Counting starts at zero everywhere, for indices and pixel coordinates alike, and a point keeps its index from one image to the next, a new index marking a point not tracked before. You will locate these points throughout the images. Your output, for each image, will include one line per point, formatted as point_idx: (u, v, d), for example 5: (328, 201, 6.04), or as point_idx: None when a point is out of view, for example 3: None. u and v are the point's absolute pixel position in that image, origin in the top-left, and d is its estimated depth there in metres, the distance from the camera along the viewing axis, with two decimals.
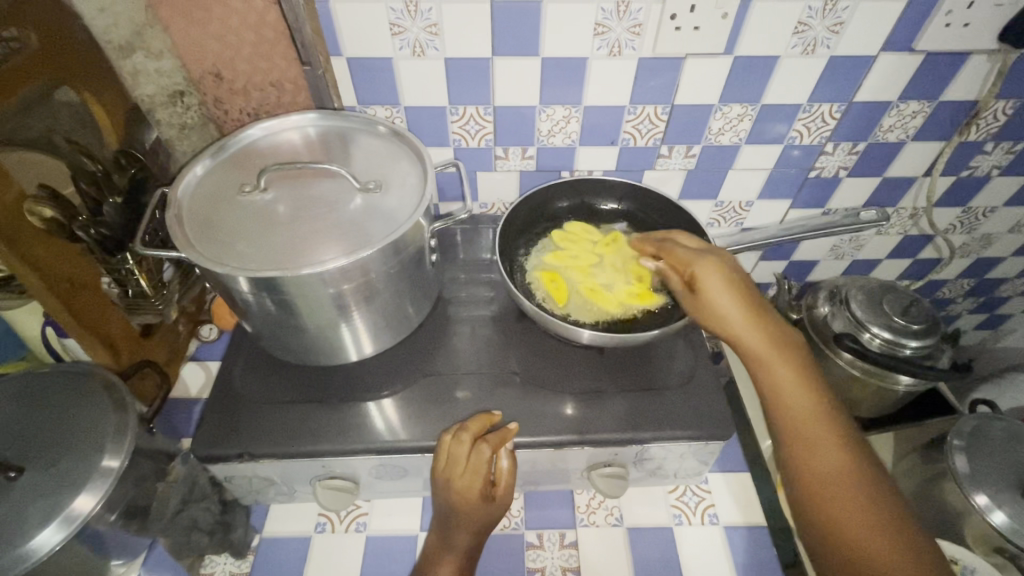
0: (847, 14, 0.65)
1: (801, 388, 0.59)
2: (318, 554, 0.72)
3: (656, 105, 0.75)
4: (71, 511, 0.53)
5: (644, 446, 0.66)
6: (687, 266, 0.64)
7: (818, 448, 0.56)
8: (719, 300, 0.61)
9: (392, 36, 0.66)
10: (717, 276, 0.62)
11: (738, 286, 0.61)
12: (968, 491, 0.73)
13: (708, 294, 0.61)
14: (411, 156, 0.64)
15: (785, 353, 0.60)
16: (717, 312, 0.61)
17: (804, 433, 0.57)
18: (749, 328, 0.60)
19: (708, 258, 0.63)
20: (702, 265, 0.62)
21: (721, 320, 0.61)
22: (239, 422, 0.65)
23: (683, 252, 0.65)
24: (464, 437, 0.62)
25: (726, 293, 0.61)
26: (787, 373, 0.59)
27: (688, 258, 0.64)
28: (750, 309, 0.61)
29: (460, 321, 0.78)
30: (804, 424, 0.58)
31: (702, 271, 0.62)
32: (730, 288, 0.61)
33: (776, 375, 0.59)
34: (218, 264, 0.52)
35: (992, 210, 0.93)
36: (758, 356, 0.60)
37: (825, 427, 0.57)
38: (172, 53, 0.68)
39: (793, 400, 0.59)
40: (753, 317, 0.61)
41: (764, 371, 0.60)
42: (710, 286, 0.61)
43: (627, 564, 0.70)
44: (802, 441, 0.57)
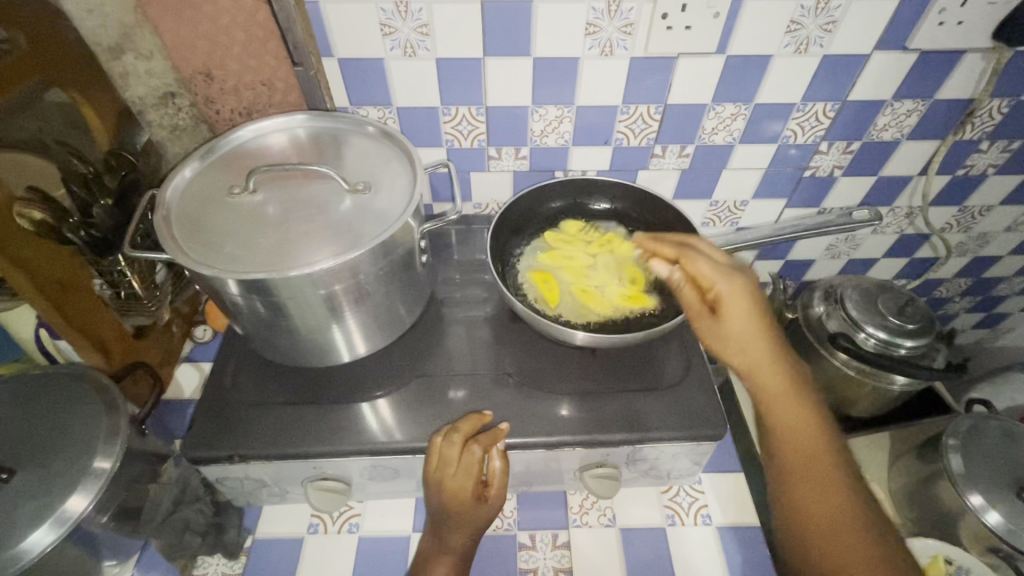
0: (839, 13, 0.65)
1: (808, 427, 0.55)
2: (312, 555, 0.72)
3: (649, 105, 0.75)
4: (63, 513, 0.53)
5: (637, 446, 0.66)
6: (709, 283, 0.59)
7: (818, 489, 0.52)
8: (740, 326, 0.57)
9: (383, 37, 0.66)
10: (742, 302, 0.58)
11: (759, 314, 0.58)
12: (963, 491, 0.73)
13: (729, 317, 0.58)
14: (401, 156, 0.64)
15: (795, 389, 0.57)
16: (733, 336, 0.58)
17: (805, 472, 0.53)
18: (766, 358, 0.57)
19: (735, 280, 0.59)
20: (726, 286, 0.58)
21: (737, 347, 0.58)
22: (230, 423, 0.65)
23: (706, 266, 0.60)
24: (455, 438, 0.62)
25: (748, 320, 0.58)
26: (795, 409, 0.56)
27: (712, 274, 0.59)
28: (769, 339, 0.58)
29: (453, 321, 0.78)
30: (806, 461, 0.54)
31: (725, 294, 0.58)
32: (752, 315, 0.58)
33: (781, 409, 0.56)
34: (207, 266, 0.52)
35: (989, 209, 0.92)
36: (768, 388, 0.57)
37: (831, 469, 0.53)
38: (163, 54, 0.68)
39: (798, 437, 0.55)
40: (770, 348, 0.57)
41: (770, 403, 0.56)
42: (732, 310, 0.58)
43: (621, 565, 0.70)
44: (801, 479, 0.53)
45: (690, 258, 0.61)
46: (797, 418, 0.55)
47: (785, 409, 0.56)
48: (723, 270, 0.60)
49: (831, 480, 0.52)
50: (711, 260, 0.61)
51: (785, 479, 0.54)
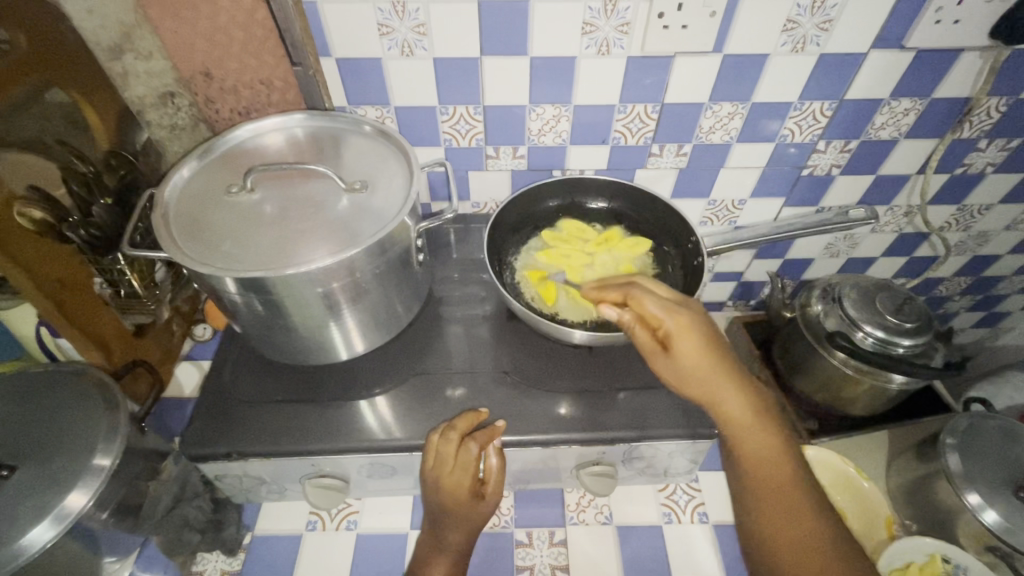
0: (836, 12, 0.65)
1: (772, 453, 0.55)
2: (310, 551, 0.72)
3: (646, 104, 0.75)
4: (63, 509, 0.53)
5: (633, 445, 0.66)
6: (659, 321, 0.58)
7: (785, 518, 0.52)
8: (695, 363, 0.57)
9: (381, 36, 0.66)
10: (692, 337, 0.57)
11: (713, 345, 0.57)
12: (961, 490, 0.73)
13: (682, 355, 0.57)
14: (399, 155, 0.64)
15: (755, 416, 0.57)
16: (689, 373, 0.57)
17: (771, 501, 0.54)
18: (725, 390, 0.57)
19: (684, 315, 0.58)
20: (676, 322, 0.58)
21: (695, 382, 0.57)
22: (230, 421, 0.66)
23: (653, 304, 0.58)
24: (452, 436, 0.62)
25: (701, 355, 0.57)
26: (756, 437, 0.56)
27: (661, 313, 0.58)
28: (724, 371, 0.57)
29: (450, 320, 0.78)
30: (773, 489, 0.54)
31: (676, 331, 0.57)
32: (705, 349, 0.57)
33: (744, 438, 0.56)
34: (205, 264, 0.53)
35: (988, 207, 0.92)
36: (730, 418, 0.57)
37: (797, 495, 0.53)
38: (162, 54, 0.68)
39: (763, 466, 0.55)
40: (726, 380, 0.57)
41: (732, 433, 0.57)
42: (684, 347, 0.57)
43: (617, 563, 0.70)
44: (768, 508, 0.54)
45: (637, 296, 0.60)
46: (760, 445, 0.56)
47: (748, 437, 0.56)
48: (671, 305, 0.59)
49: (796, 506, 0.53)
50: (658, 297, 0.59)
51: (754, 508, 0.55)
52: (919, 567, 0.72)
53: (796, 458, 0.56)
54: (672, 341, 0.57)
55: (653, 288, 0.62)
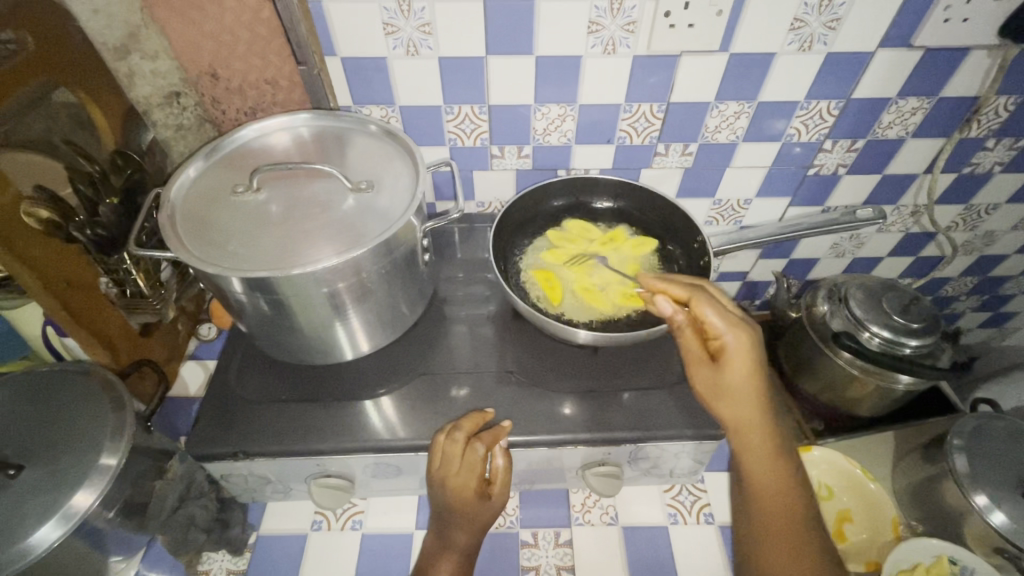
0: (843, 10, 0.65)
1: (781, 481, 0.57)
2: (315, 550, 0.72)
3: (652, 103, 0.74)
4: (70, 508, 0.54)
5: (637, 446, 0.66)
6: (716, 333, 0.58)
7: (785, 542, 0.55)
8: (738, 384, 0.57)
9: (386, 36, 0.66)
10: (746, 358, 0.58)
11: (760, 370, 0.58)
12: (968, 491, 0.72)
13: (726, 372, 0.58)
14: (404, 155, 0.64)
15: (774, 447, 0.58)
16: (729, 393, 0.58)
17: (773, 525, 0.56)
18: (752, 418, 0.57)
19: (743, 335, 0.58)
20: (732, 340, 0.58)
21: (728, 401, 0.58)
22: (235, 420, 0.66)
23: (715, 317, 0.58)
24: (458, 436, 0.62)
25: (744, 378, 0.57)
26: (770, 464, 0.58)
27: (721, 326, 0.58)
28: (758, 399, 0.57)
29: (455, 320, 0.78)
30: (777, 514, 0.57)
31: (729, 347, 0.58)
32: (749, 374, 0.57)
33: (759, 463, 0.58)
34: (210, 264, 0.52)
35: (996, 207, 0.92)
36: (749, 443, 0.58)
37: (800, 524, 0.56)
38: (169, 53, 0.68)
39: (773, 493, 0.57)
40: (760, 408, 0.57)
41: (747, 456, 0.58)
42: (731, 365, 0.58)
43: (622, 564, 0.70)
44: (771, 530, 0.56)
45: (700, 303, 0.59)
46: (771, 473, 0.57)
47: (760, 463, 0.58)
48: (733, 321, 0.59)
49: (797, 534, 0.55)
50: (722, 310, 0.59)
51: (755, 526, 0.58)
52: (926, 568, 0.72)
53: (804, 491, 0.58)
54: (723, 356, 0.58)
55: (719, 298, 0.62)
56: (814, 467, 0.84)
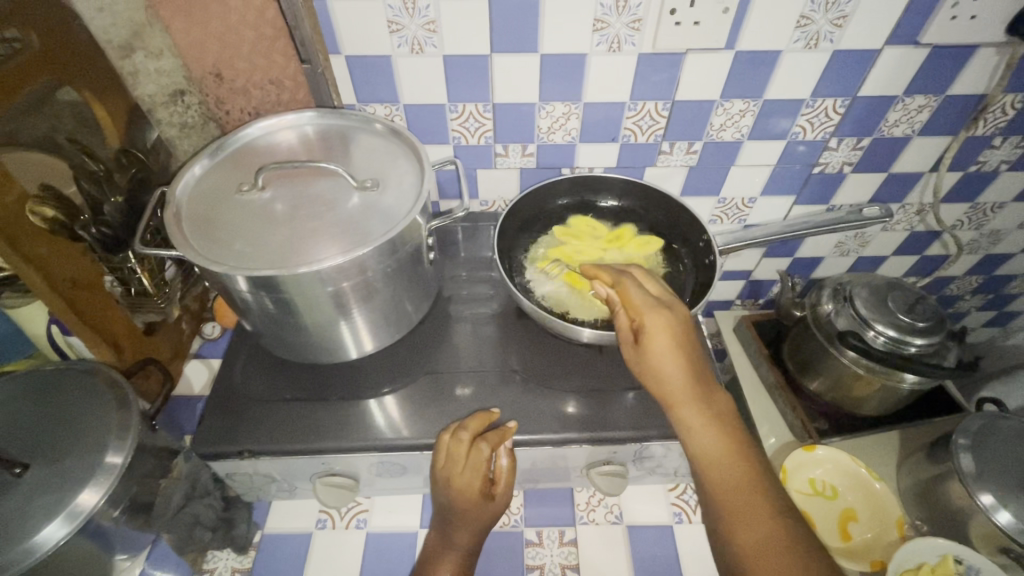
0: (851, 7, 0.64)
1: (730, 455, 0.54)
2: (320, 549, 0.72)
3: (657, 101, 0.74)
4: (76, 506, 0.54)
5: (645, 444, 0.65)
6: (638, 313, 0.59)
7: (746, 518, 0.50)
8: (661, 360, 0.57)
9: (391, 34, 0.66)
10: (666, 335, 0.58)
11: (682, 344, 0.57)
12: (973, 490, 0.72)
13: (650, 351, 0.58)
14: (409, 153, 0.64)
15: (714, 420, 0.56)
16: (655, 372, 0.57)
17: (728, 500, 0.52)
18: (685, 393, 0.56)
19: (663, 313, 0.59)
20: (653, 318, 0.59)
21: (659, 380, 0.57)
22: (240, 419, 0.66)
23: (637, 298, 0.60)
24: (464, 436, 0.62)
25: (669, 355, 0.57)
26: (717, 440, 0.55)
27: (642, 305, 0.60)
28: (686, 373, 0.57)
29: (460, 319, 0.78)
30: (735, 490, 0.52)
31: (650, 325, 0.58)
32: (675, 350, 0.57)
33: (701, 439, 0.55)
34: (217, 263, 0.52)
35: (1001, 205, 0.91)
36: (687, 422, 0.56)
37: (756, 493, 0.52)
38: (173, 52, 0.67)
39: (720, 467, 0.53)
40: (689, 383, 0.57)
41: (687, 435, 0.56)
42: (654, 342, 0.57)
43: (628, 563, 0.69)
44: (730, 508, 0.51)
45: (625, 286, 0.62)
46: (718, 448, 0.54)
47: (704, 440, 0.55)
48: (653, 300, 0.60)
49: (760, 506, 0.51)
50: (643, 292, 0.61)
51: (714, 508, 0.53)
52: (931, 567, 0.71)
53: (752, 457, 0.54)
54: (644, 335, 0.58)
55: (644, 284, 0.63)
56: (818, 466, 0.84)
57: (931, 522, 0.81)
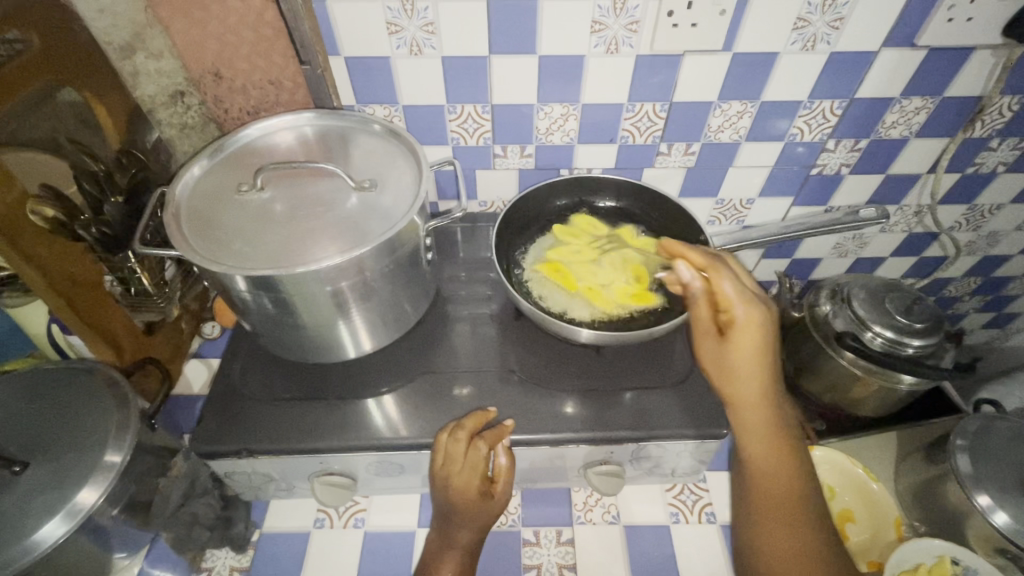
0: (847, 10, 0.64)
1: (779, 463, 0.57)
2: (317, 550, 0.71)
3: (655, 103, 0.74)
4: (75, 504, 0.54)
5: (641, 445, 0.66)
6: (729, 306, 0.58)
7: (781, 520, 0.56)
8: (741, 361, 0.58)
9: (389, 35, 0.66)
10: (753, 336, 0.57)
11: (764, 349, 0.58)
12: (970, 492, 0.73)
13: (733, 349, 0.58)
14: (407, 154, 0.64)
15: (771, 428, 0.58)
16: (729, 371, 0.58)
17: (767, 501, 0.57)
18: (752, 398, 0.58)
19: (756, 311, 0.57)
20: (744, 315, 0.57)
21: (730, 378, 0.58)
22: (238, 419, 0.66)
23: (730, 291, 0.58)
24: (460, 435, 0.62)
25: (750, 358, 0.57)
26: (770, 447, 0.58)
27: (734, 299, 0.58)
28: (760, 378, 0.58)
29: (458, 319, 0.78)
30: (776, 495, 0.57)
31: (738, 323, 0.57)
32: (757, 352, 0.57)
33: (756, 442, 0.58)
34: (215, 263, 0.52)
35: (999, 207, 0.92)
36: (747, 424, 0.59)
37: (796, 503, 0.56)
38: (174, 53, 0.68)
39: (768, 471, 0.57)
40: (761, 389, 0.58)
41: (742, 436, 0.59)
42: (738, 341, 0.57)
43: (626, 564, 0.69)
44: (766, 509, 0.57)
45: (718, 275, 0.59)
46: (769, 456, 0.58)
47: (757, 445, 0.58)
48: (746, 294, 0.58)
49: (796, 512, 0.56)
50: (736, 283, 0.58)
51: (752, 504, 0.58)
52: (928, 568, 0.71)
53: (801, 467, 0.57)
54: (730, 332, 0.58)
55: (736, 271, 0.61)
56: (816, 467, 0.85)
57: (929, 523, 0.81)
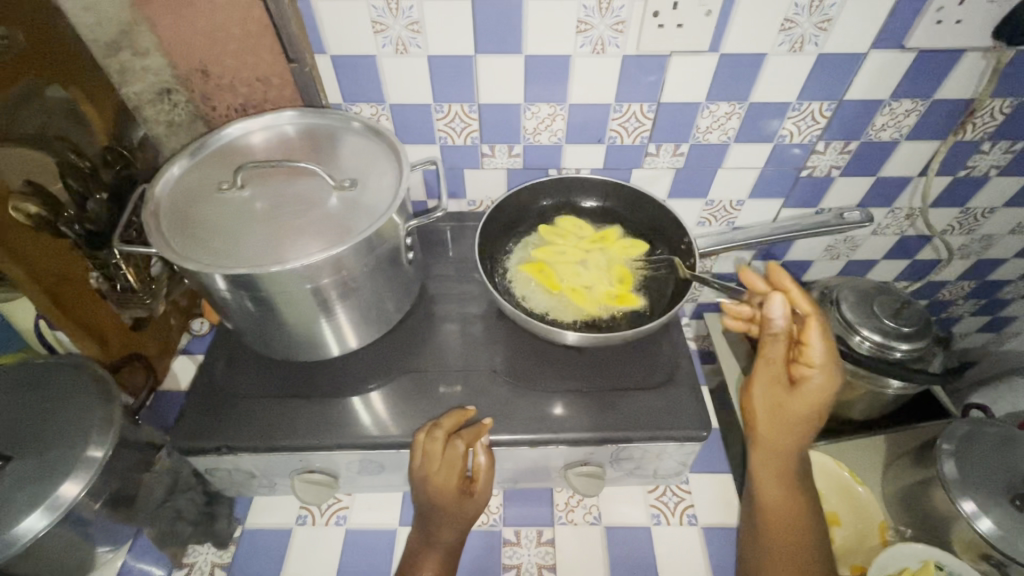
0: (835, 11, 0.64)
1: (791, 500, 0.66)
2: (298, 547, 0.71)
3: (642, 103, 0.74)
4: (57, 498, 0.55)
5: (620, 445, 0.66)
6: (811, 360, 0.63)
7: (784, 547, 0.64)
8: (796, 409, 0.64)
9: (375, 34, 0.66)
10: (820, 394, 0.63)
11: (819, 408, 0.64)
12: (956, 497, 0.72)
13: (797, 398, 0.64)
14: (389, 153, 0.64)
15: (791, 471, 0.66)
16: (778, 413, 0.65)
17: (775, 527, 0.65)
18: (786, 441, 0.65)
19: (833, 375, 0.63)
20: (821, 373, 0.62)
21: (774, 419, 0.65)
22: (220, 416, 0.66)
23: (819, 347, 0.62)
24: (438, 434, 0.62)
25: (807, 412, 0.64)
26: (783, 486, 0.66)
27: (819, 355, 0.62)
28: (801, 428, 0.65)
29: (444, 318, 0.78)
30: (784, 526, 0.65)
31: (813, 379, 0.63)
32: (814, 408, 0.64)
33: (773, 475, 0.66)
34: (192, 261, 0.53)
35: (993, 211, 0.91)
36: (772, 461, 0.66)
37: (801, 536, 0.64)
38: (159, 50, 0.67)
39: (779, 502, 0.66)
40: (799, 437, 0.65)
41: (766, 469, 0.66)
42: (805, 393, 0.63)
43: (605, 564, 0.69)
44: (770, 532, 0.65)
45: (814, 329, 0.62)
46: (782, 492, 0.66)
47: (771, 479, 0.66)
48: (830, 353, 0.63)
49: (799, 546, 0.64)
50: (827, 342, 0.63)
51: (760, 527, 0.66)
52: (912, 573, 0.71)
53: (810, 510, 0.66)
54: (801, 382, 0.63)
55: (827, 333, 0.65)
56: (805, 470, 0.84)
57: (916, 528, 0.81)
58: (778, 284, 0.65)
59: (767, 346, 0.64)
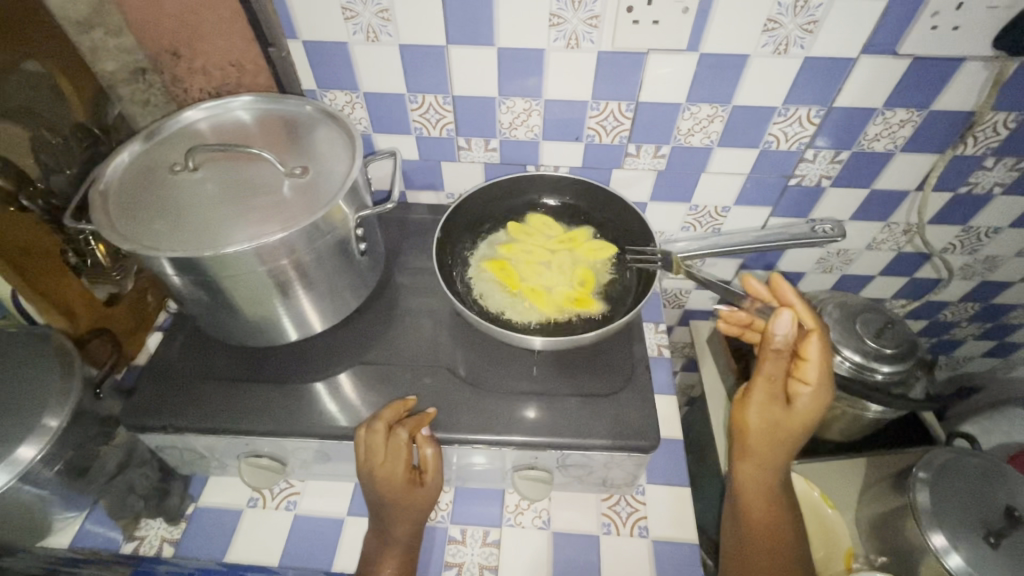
0: (821, 12, 0.60)
1: (771, 512, 0.66)
2: (247, 529, 0.72)
3: (620, 101, 0.72)
4: (13, 460, 0.57)
5: (563, 452, 0.65)
6: (807, 376, 0.62)
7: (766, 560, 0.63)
8: (789, 423, 0.63)
9: (345, 20, 0.65)
10: (815, 408, 0.63)
11: (811, 424, 0.64)
12: (926, 530, 0.69)
13: (790, 414, 0.63)
14: (345, 140, 0.63)
15: (773, 485, 0.67)
16: (772, 427, 0.64)
17: (756, 534, 0.65)
18: (774, 454, 0.65)
19: (827, 391, 0.63)
20: (815, 390, 0.62)
21: (767, 433, 0.65)
22: (172, 398, 0.67)
23: (818, 363, 0.62)
24: (377, 426, 0.62)
25: (800, 429, 0.64)
26: (764, 499, 0.66)
27: (815, 372, 0.62)
28: (789, 442, 0.65)
29: (407, 310, 0.77)
30: (766, 534, 0.65)
31: (808, 396, 0.62)
32: (806, 425, 0.63)
33: (759, 484, 0.66)
34: (124, 240, 0.53)
35: (997, 230, 0.86)
36: (759, 472, 0.66)
37: (783, 546, 0.64)
38: (131, 30, 0.68)
39: (762, 511, 0.66)
40: (787, 453, 0.65)
41: (753, 479, 0.67)
42: (800, 411, 0.63)
43: (547, 568, 0.68)
44: (753, 538, 0.65)
45: (815, 342, 0.62)
46: (764, 503, 0.66)
47: (755, 490, 0.66)
48: (825, 370, 0.62)
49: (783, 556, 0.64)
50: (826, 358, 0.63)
51: (742, 532, 0.66)
52: None
53: (792, 523, 0.66)
54: (796, 397, 0.63)
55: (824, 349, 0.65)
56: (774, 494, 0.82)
57: (886, 555, 0.76)
58: (781, 297, 0.65)
59: (764, 363, 0.62)
